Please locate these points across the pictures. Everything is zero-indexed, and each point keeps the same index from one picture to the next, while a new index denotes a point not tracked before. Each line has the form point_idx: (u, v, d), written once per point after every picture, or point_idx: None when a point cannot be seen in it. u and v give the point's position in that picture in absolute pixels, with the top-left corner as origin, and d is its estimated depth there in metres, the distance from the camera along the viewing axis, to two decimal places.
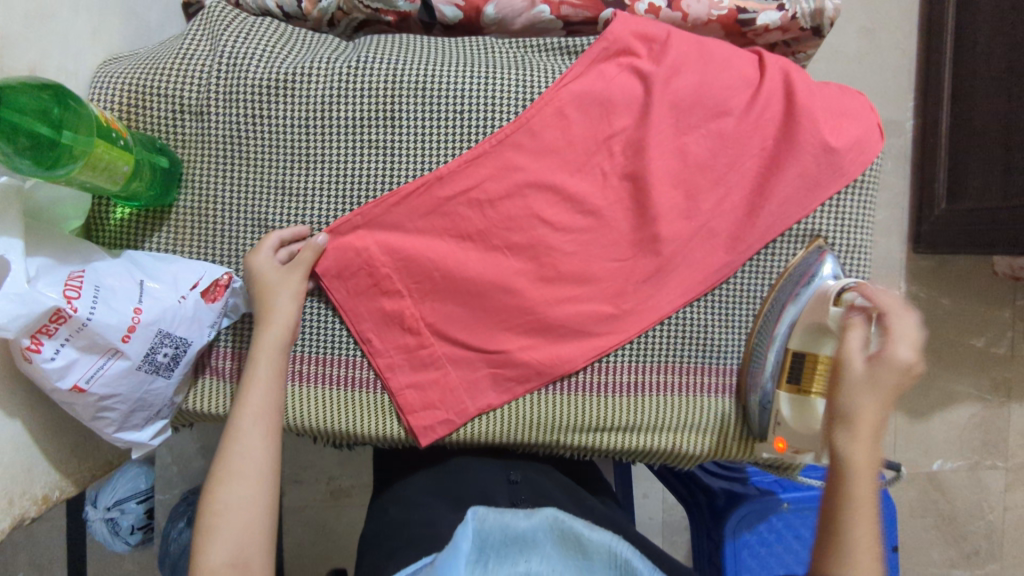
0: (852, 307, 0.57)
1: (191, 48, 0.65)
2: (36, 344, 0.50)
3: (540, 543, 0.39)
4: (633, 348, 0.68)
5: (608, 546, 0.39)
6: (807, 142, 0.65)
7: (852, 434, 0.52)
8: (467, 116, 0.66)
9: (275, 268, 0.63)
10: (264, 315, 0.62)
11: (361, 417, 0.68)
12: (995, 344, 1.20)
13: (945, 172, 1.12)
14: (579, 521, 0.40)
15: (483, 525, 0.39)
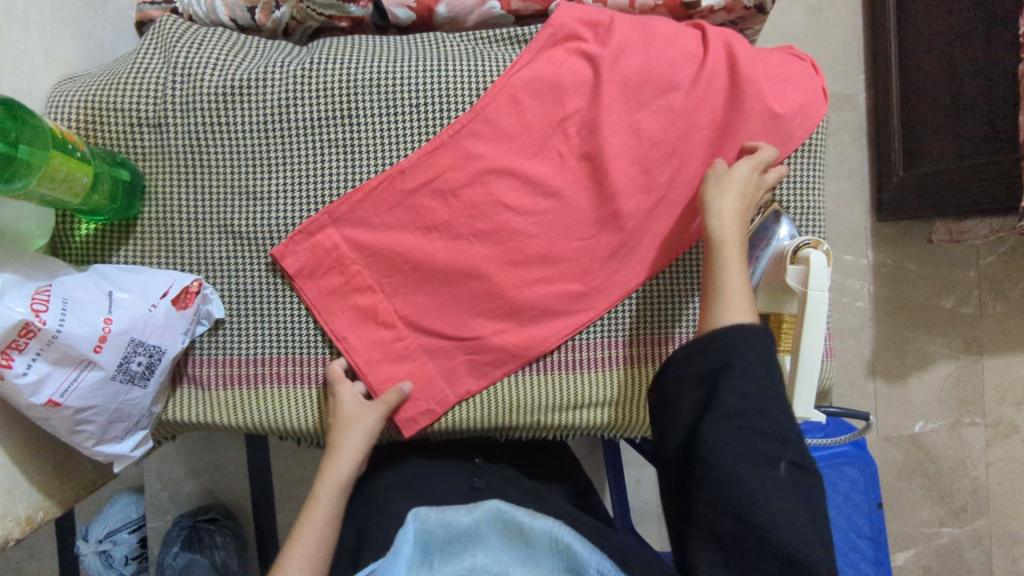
0: (810, 265, 0.60)
1: (144, 62, 0.66)
2: (6, 360, 0.50)
3: (484, 536, 0.40)
4: (615, 320, 0.69)
5: (550, 532, 0.40)
6: (756, 111, 0.67)
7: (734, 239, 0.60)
8: (424, 109, 0.67)
9: (357, 404, 0.65)
10: (336, 449, 0.63)
11: None
12: (958, 303, 1.23)
13: (900, 141, 1.15)
14: (520, 510, 0.40)
15: (425, 526, 0.39)
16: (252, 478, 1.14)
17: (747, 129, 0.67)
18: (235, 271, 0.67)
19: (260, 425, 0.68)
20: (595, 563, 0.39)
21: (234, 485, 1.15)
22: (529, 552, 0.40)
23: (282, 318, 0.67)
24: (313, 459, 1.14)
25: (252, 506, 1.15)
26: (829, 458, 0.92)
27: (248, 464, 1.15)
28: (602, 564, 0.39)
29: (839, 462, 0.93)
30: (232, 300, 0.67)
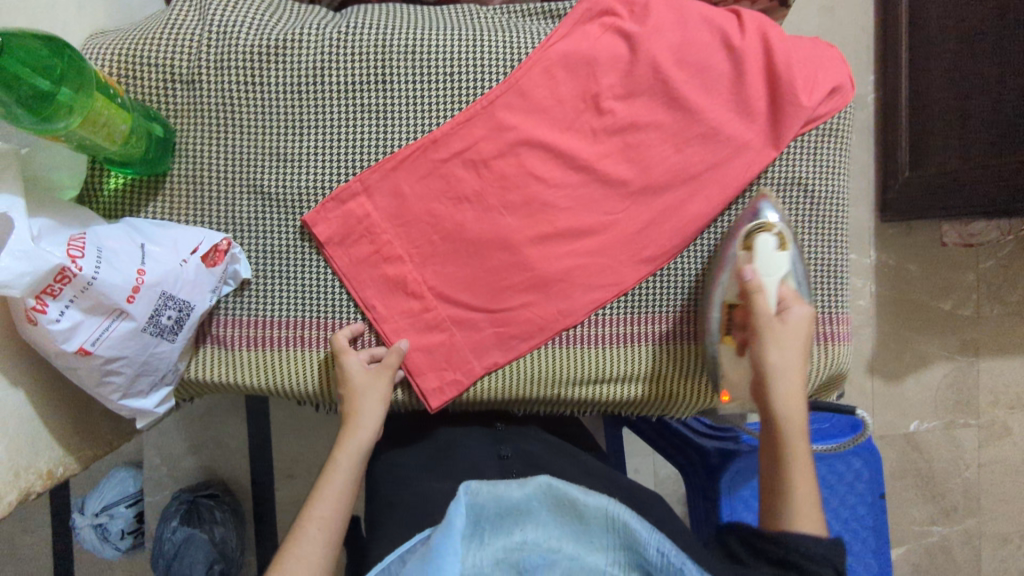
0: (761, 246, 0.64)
1: (179, 18, 0.65)
2: (41, 305, 0.50)
3: (535, 511, 0.44)
4: (663, 295, 0.70)
5: (603, 510, 0.43)
6: (786, 94, 0.68)
7: (781, 405, 0.59)
8: (458, 79, 0.68)
9: (365, 372, 0.65)
10: (354, 416, 0.64)
11: None
12: (957, 306, 1.25)
13: (907, 142, 1.16)
14: (573, 487, 0.44)
15: (477, 499, 0.43)
16: (253, 455, 1.13)
17: (776, 114, 0.68)
18: (263, 233, 0.67)
19: (283, 388, 0.67)
20: (654, 542, 0.42)
21: (234, 462, 1.14)
22: (582, 526, 0.43)
23: (309, 281, 0.67)
24: (315, 438, 1.13)
25: (252, 483, 1.14)
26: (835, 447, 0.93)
27: (249, 441, 1.14)
28: (661, 544, 0.42)
29: (846, 452, 0.93)
30: (258, 261, 0.67)
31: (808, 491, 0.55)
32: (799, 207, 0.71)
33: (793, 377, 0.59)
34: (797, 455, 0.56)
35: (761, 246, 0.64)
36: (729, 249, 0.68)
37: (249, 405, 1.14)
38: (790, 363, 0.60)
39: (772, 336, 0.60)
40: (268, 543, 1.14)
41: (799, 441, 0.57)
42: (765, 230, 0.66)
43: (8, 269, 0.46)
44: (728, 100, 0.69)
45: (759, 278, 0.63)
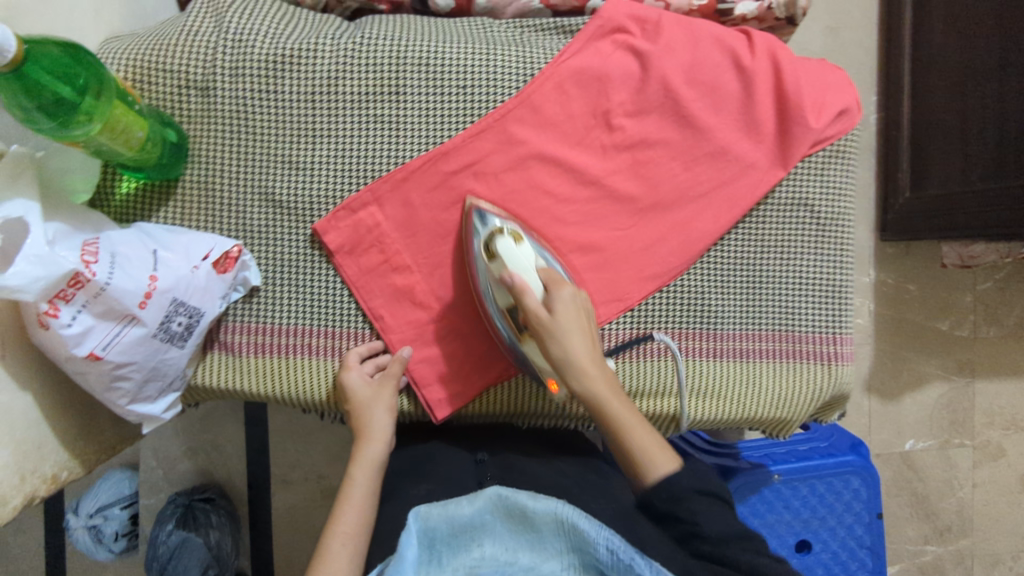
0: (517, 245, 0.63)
1: (195, 25, 0.66)
2: (53, 310, 0.50)
3: (489, 525, 0.45)
4: (678, 311, 0.70)
5: (551, 514, 0.44)
6: (794, 116, 0.68)
7: (574, 366, 0.59)
8: (471, 92, 0.68)
9: (367, 386, 0.65)
10: (365, 432, 0.64)
11: None
12: (953, 327, 1.26)
13: (908, 162, 1.18)
14: (521, 495, 0.45)
15: (428, 522, 0.45)
16: (250, 461, 1.13)
17: (785, 135, 0.69)
18: (273, 240, 0.67)
19: (288, 395, 0.68)
20: (602, 539, 0.43)
21: (231, 467, 1.13)
22: (535, 534, 0.45)
23: (317, 289, 0.68)
24: (313, 445, 1.12)
25: (248, 488, 1.13)
26: (833, 466, 0.93)
27: (246, 446, 1.13)
28: (610, 540, 0.43)
29: (844, 471, 0.93)
30: (267, 267, 0.67)
31: (650, 437, 0.57)
32: (807, 228, 0.71)
33: (582, 341, 0.60)
34: (619, 411, 0.58)
35: (504, 251, 0.63)
36: (476, 258, 0.66)
37: (248, 410, 1.13)
38: (576, 330, 0.60)
39: (554, 327, 0.59)
40: (263, 549, 1.14)
41: (618, 404, 0.58)
42: (495, 235, 0.64)
43: (22, 273, 0.46)
44: (737, 120, 0.69)
45: (523, 280, 0.62)
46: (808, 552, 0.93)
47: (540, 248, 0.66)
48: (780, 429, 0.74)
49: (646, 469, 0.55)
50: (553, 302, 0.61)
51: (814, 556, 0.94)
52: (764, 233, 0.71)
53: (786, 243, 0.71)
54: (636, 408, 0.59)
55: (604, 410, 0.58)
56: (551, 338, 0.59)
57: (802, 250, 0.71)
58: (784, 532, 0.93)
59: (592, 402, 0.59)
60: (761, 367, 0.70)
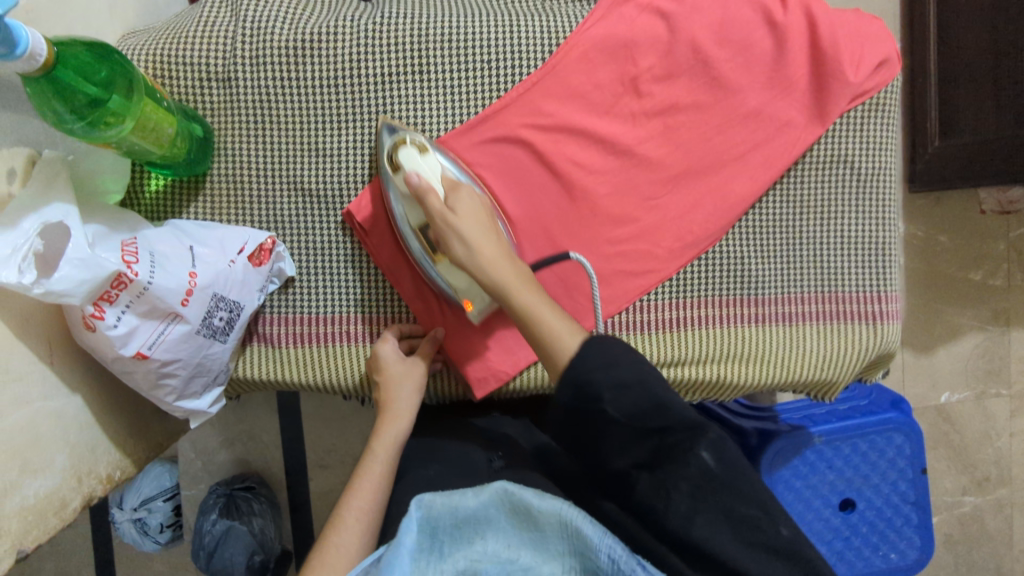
0: (421, 149, 0.60)
1: (212, 15, 0.64)
2: (99, 312, 0.50)
3: (493, 518, 0.45)
4: (716, 279, 0.69)
5: (558, 515, 0.44)
6: (830, 70, 0.66)
7: (481, 252, 0.56)
8: (494, 66, 0.66)
9: (401, 360, 0.64)
10: (391, 406, 0.63)
11: None
12: (987, 276, 1.23)
13: (936, 110, 1.13)
14: (527, 492, 0.45)
15: (430, 512, 0.44)
16: (285, 448, 1.14)
17: (821, 91, 0.67)
18: (305, 231, 0.66)
19: (328, 383, 0.67)
20: (606, 547, 0.42)
21: (267, 454, 1.14)
22: (539, 534, 0.45)
23: (351, 277, 0.67)
24: (347, 429, 1.13)
25: (285, 474, 1.15)
26: (875, 424, 0.92)
27: (281, 434, 1.14)
28: (614, 550, 0.42)
29: (886, 428, 0.92)
30: (300, 257, 0.66)
31: (556, 314, 0.53)
32: (847, 185, 0.69)
33: (489, 238, 0.57)
34: (528, 299, 0.54)
35: (405, 159, 0.59)
36: (387, 183, 0.63)
37: (280, 398, 1.14)
38: (481, 232, 0.57)
39: (458, 228, 0.57)
40: (304, 532, 1.15)
41: (527, 290, 0.55)
42: (399, 146, 0.60)
43: (68, 278, 0.46)
44: (770, 79, 0.67)
45: (428, 181, 0.58)
46: (853, 511, 0.93)
47: (452, 169, 0.62)
48: (826, 392, 0.73)
49: (555, 351, 0.52)
50: (456, 199, 0.58)
51: (860, 514, 0.93)
52: (802, 194, 0.69)
53: (825, 201, 0.69)
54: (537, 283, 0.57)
55: (500, 286, 0.55)
56: (452, 220, 0.57)
57: (843, 208, 0.69)
58: (827, 492, 0.92)
59: (506, 283, 0.55)
60: (807, 330, 0.69)
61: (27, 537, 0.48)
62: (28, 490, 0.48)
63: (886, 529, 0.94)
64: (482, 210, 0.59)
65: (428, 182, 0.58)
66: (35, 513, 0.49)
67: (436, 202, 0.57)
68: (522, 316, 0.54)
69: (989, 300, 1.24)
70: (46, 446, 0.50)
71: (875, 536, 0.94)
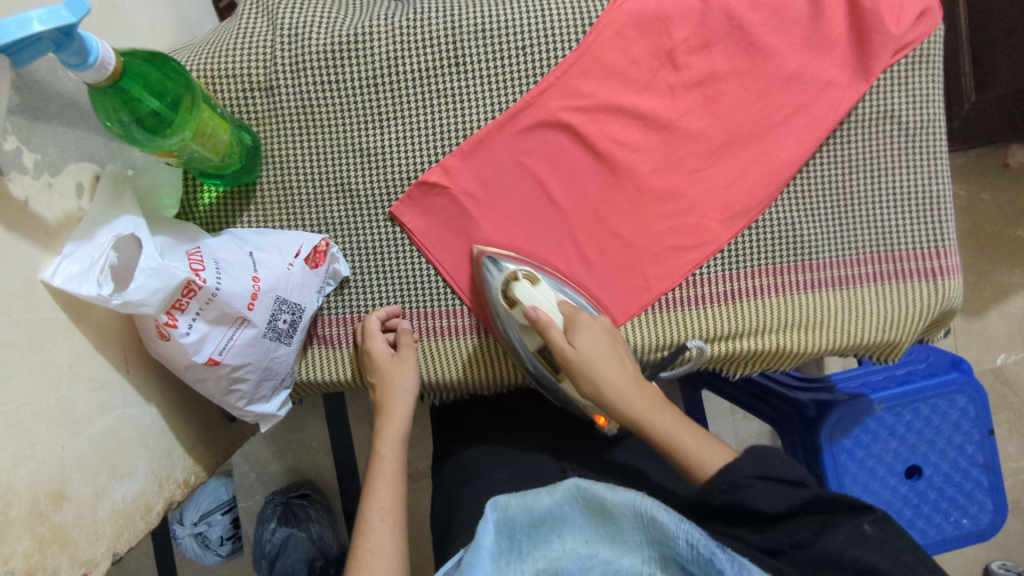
0: (540, 287, 0.62)
1: (250, 26, 0.66)
2: (172, 320, 0.51)
3: (568, 515, 0.47)
4: (767, 247, 0.68)
5: (631, 506, 0.45)
6: (871, 24, 0.65)
7: (608, 386, 0.58)
8: (530, 50, 0.66)
9: (392, 358, 0.64)
10: (387, 405, 0.64)
11: (471, 363, 0.68)
12: None
13: (970, 65, 1.08)
14: (599, 486, 0.46)
15: (506, 513, 0.46)
16: (336, 455, 1.15)
17: (862, 46, 0.66)
18: (355, 230, 0.67)
19: None
20: (682, 533, 0.42)
21: (320, 462, 1.16)
22: (614, 526, 0.46)
23: (404, 272, 0.68)
24: None
25: (339, 480, 1.16)
26: (935, 387, 0.90)
27: (331, 441, 1.16)
28: (690, 534, 0.42)
29: (948, 390, 0.90)
30: (353, 257, 0.67)
31: (674, 422, 0.56)
32: (895, 142, 0.68)
33: (612, 363, 0.59)
34: (659, 418, 0.56)
35: (523, 294, 0.61)
36: (496, 309, 0.64)
37: (328, 406, 1.15)
38: (606, 356, 0.59)
39: (581, 364, 0.58)
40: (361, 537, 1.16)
41: (655, 415, 0.57)
42: (512, 280, 0.62)
43: (142, 289, 0.47)
44: (809, 39, 0.66)
45: (546, 314, 0.60)
46: (920, 478, 0.91)
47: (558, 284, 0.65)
48: (889, 354, 0.72)
49: (698, 464, 0.53)
50: (580, 333, 0.59)
51: (927, 481, 0.91)
52: (850, 154, 0.68)
53: (875, 160, 0.68)
54: (662, 398, 0.59)
55: (625, 406, 0.57)
56: (582, 371, 0.58)
57: (893, 166, 0.68)
58: (891, 461, 0.91)
59: (637, 421, 0.57)
60: (865, 292, 0.68)
61: (119, 539, 0.49)
62: (116, 494, 0.49)
63: (955, 494, 0.91)
64: (611, 336, 0.61)
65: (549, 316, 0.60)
66: (125, 517, 0.50)
67: (559, 335, 0.59)
68: (642, 423, 0.57)
69: None
70: (129, 452, 0.52)
71: (945, 502, 0.91)
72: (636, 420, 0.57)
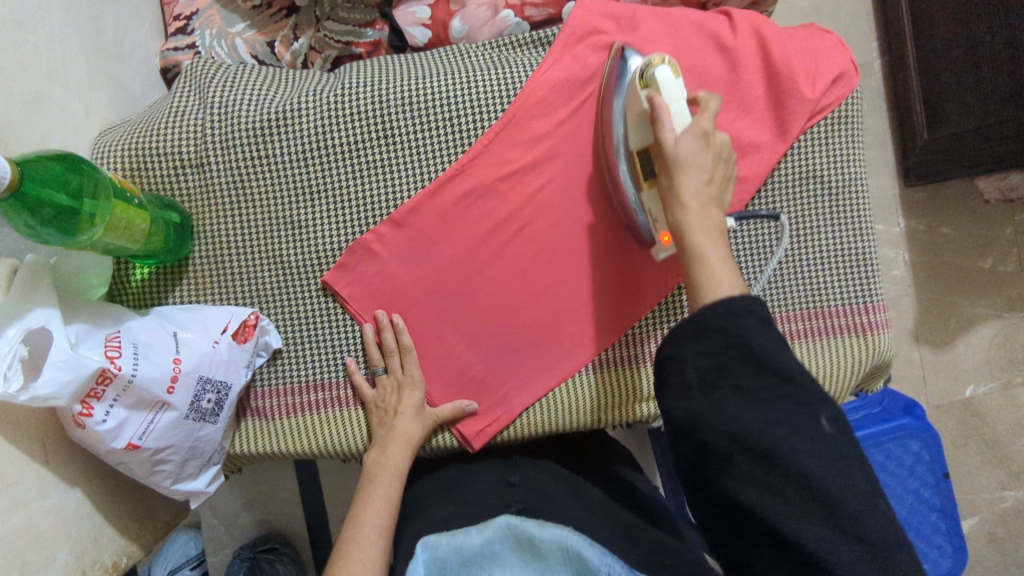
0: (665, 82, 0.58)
1: (182, 106, 0.68)
2: (87, 410, 0.51)
3: (498, 553, 0.44)
4: None
5: (559, 543, 0.44)
6: (785, 88, 0.67)
7: (688, 180, 0.54)
8: (456, 122, 0.68)
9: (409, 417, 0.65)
10: (376, 464, 0.62)
11: (353, 435, 0.68)
12: (1006, 263, 1.16)
13: (920, 103, 1.10)
14: (528, 523, 0.45)
15: (437, 552, 0.44)
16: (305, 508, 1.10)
17: (779, 108, 0.68)
18: (287, 301, 0.68)
19: (325, 449, 0.68)
20: (606, 568, 0.43)
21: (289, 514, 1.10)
22: (543, 563, 0.44)
23: (336, 339, 0.68)
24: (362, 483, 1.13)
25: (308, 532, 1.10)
26: (889, 432, 0.90)
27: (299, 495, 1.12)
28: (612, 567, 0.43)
29: (901, 435, 0.90)
30: (285, 328, 0.68)
31: (728, 266, 0.51)
32: (818, 200, 0.69)
33: (701, 176, 0.54)
34: (708, 245, 0.52)
35: (660, 77, 0.59)
36: (616, 124, 0.64)
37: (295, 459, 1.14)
38: (700, 165, 0.54)
39: (675, 153, 0.54)
40: None
41: (717, 256, 0.51)
42: (653, 65, 0.60)
43: (52, 381, 0.48)
44: (728, 103, 0.68)
45: (663, 102, 0.57)
46: None
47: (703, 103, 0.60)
48: None
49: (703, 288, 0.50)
50: (712, 143, 0.55)
51: None
52: (775, 213, 0.69)
53: (799, 219, 0.69)
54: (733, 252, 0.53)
55: (676, 173, 0.54)
56: (670, 154, 0.55)
57: (817, 224, 0.69)
58: None
59: (688, 212, 0.53)
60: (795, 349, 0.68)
61: None
62: None
63: (915, 539, 0.90)
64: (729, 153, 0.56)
65: (678, 113, 0.57)
66: None
67: (665, 128, 0.55)
68: (681, 227, 0.53)
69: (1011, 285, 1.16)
70: (45, 543, 0.51)
71: None
72: (678, 218, 0.54)
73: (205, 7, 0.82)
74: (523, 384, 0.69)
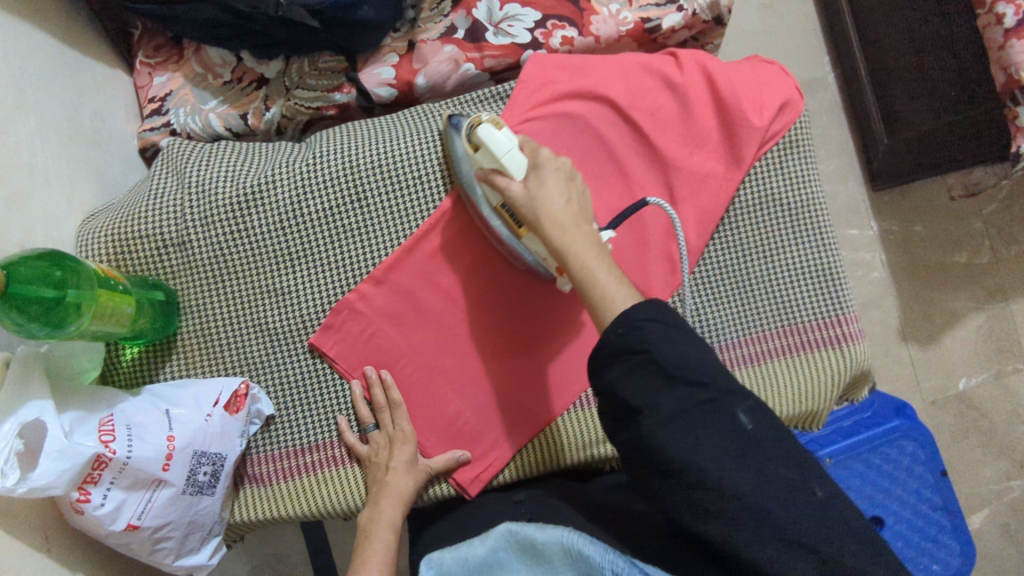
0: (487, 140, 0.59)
1: (161, 188, 0.70)
2: (84, 495, 0.53)
3: (506, 562, 0.50)
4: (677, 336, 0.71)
5: (559, 541, 0.47)
6: (735, 118, 0.71)
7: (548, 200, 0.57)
8: (424, 180, 0.70)
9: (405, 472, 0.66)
10: (371, 522, 0.63)
11: (353, 494, 0.68)
12: (980, 255, 1.18)
13: (877, 110, 1.13)
14: (530, 528, 0.49)
15: (440, 567, 0.51)
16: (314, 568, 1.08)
17: (730, 138, 0.71)
18: (275, 367, 0.69)
19: (325, 509, 0.69)
20: (607, 562, 0.43)
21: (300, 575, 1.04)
22: (549, 565, 0.48)
23: (327, 400, 0.70)
24: None
25: None
26: (881, 434, 0.91)
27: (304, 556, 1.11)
28: (615, 563, 0.43)
29: (894, 437, 0.91)
30: (276, 394, 0.69)
31: (612, 275, 0.54)
32: (781, 221, 0.72)
33: (557, 198, 0.57)
34: (593, 265, 0.54)
35: (485, 135, 0.59)
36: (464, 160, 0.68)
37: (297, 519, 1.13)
38: (551, 189, 0.58)
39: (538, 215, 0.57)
40: None
41: (582, 251, 0.55)
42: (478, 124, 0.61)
43: (48, 471, 0.49)
44: (682, 136, 0.72)
45: (507, 164, 0.59)
46: (884, 528, 0.89)
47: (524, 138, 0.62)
48: (811, 421, 0.74)
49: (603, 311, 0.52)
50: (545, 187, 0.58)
51: (891, 531, 0.89)
52: (742, 237, 0.71)
53: (766, 239, 0.72)
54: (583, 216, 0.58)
55: (552, 234, 0.56)
56: (541, 220, 0.57)
57: (784, 243, 0.72)
58: None
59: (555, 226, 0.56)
60: (778, 365, 0.70)
61: None
62: None
63: (921, 541, 0.90)
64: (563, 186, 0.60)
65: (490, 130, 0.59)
66: None
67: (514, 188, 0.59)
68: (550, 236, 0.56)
69: (988, 275, 1.18)
70: None
71: (913, 550, 0.89)
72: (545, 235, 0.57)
73: (178, 88, 0.84)
74: (512, 428, 0.70)
